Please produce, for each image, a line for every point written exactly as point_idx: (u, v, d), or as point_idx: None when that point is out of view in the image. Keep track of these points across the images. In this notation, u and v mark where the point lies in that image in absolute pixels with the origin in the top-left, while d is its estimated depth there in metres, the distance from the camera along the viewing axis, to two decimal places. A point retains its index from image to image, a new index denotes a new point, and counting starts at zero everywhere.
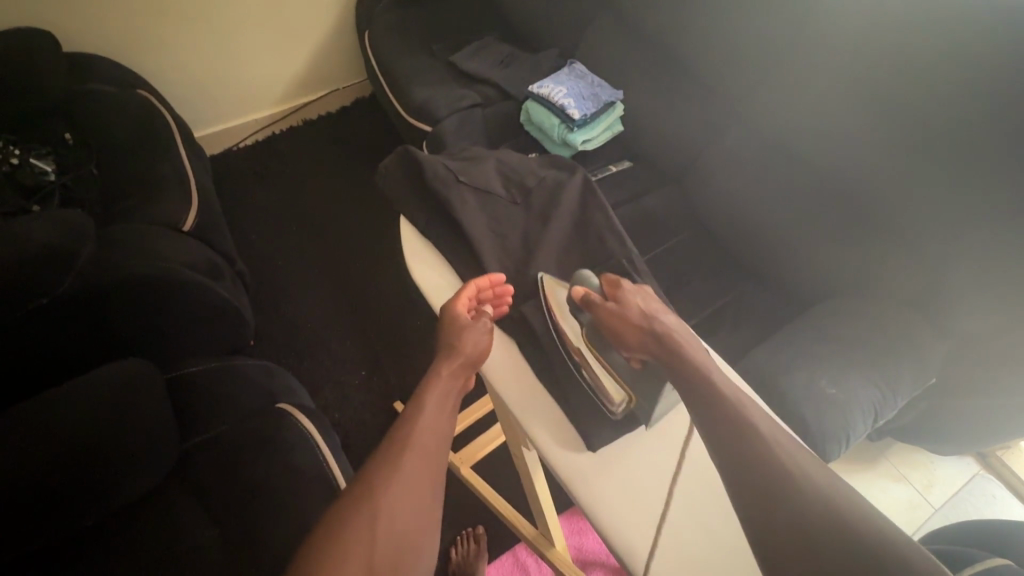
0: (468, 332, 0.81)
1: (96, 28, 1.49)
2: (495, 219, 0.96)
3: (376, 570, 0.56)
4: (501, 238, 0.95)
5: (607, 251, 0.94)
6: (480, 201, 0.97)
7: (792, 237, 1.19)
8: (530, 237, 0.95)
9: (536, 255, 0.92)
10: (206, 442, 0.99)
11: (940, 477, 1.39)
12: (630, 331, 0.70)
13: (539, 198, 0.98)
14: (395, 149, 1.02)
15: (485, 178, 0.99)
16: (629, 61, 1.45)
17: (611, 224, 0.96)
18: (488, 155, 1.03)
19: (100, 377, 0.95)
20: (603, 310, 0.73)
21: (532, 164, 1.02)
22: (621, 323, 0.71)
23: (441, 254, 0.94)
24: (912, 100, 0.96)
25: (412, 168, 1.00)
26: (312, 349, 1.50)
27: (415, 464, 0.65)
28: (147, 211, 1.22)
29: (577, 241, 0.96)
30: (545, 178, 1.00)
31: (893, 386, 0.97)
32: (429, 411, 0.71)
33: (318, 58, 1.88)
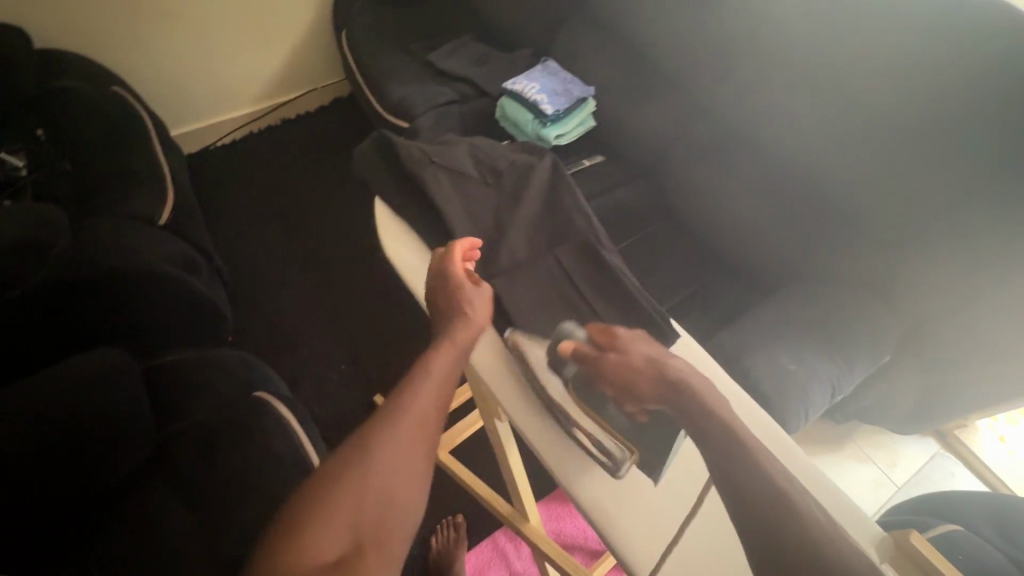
0: (466, 297, 0.79)
1: (70, 24, 1.49)
2: (469, 202, 0.99)
3: (362, 529, 0.55)
4: (474, 224, 0.97)
5: (577, 232, 0.96)
6: (453, 187, 0.99)
7: (756, 226, 1.23)
8: (502, 218, 0.97)
9: (506, 237, 0.95)
10: (183, 431, 1.00)
11: (903, 456, 1.45)
12: (641, 384, 0.65)
13: (511, 180, 1.02)
14: (371, 134, 1.05)
15: (457, 160, 1.02)
16: (601, 59, 1.50)
17: (579, 205, 0.99)
18: (460, 141, 1.06)
19: (74, 367, 0.94)
20: (605, 364, 0.67)
21: (503, 148, 1.06)
22: (631, 378, 0.65)
23: (416, 239, 0.96)
24: (864, 91, 1.02)
25: (389, 152, 1.03)
26: (291, 344, 1.50)
27: (410, 422, 0.63)
28: (122, 205, 1.22)
29: (548, 224, 0.98)
30: (515, 161, 1.03)
31: (851, 366, 1.02)
32: (428, 371, 0.69)
33: (296, 57, 1.89)
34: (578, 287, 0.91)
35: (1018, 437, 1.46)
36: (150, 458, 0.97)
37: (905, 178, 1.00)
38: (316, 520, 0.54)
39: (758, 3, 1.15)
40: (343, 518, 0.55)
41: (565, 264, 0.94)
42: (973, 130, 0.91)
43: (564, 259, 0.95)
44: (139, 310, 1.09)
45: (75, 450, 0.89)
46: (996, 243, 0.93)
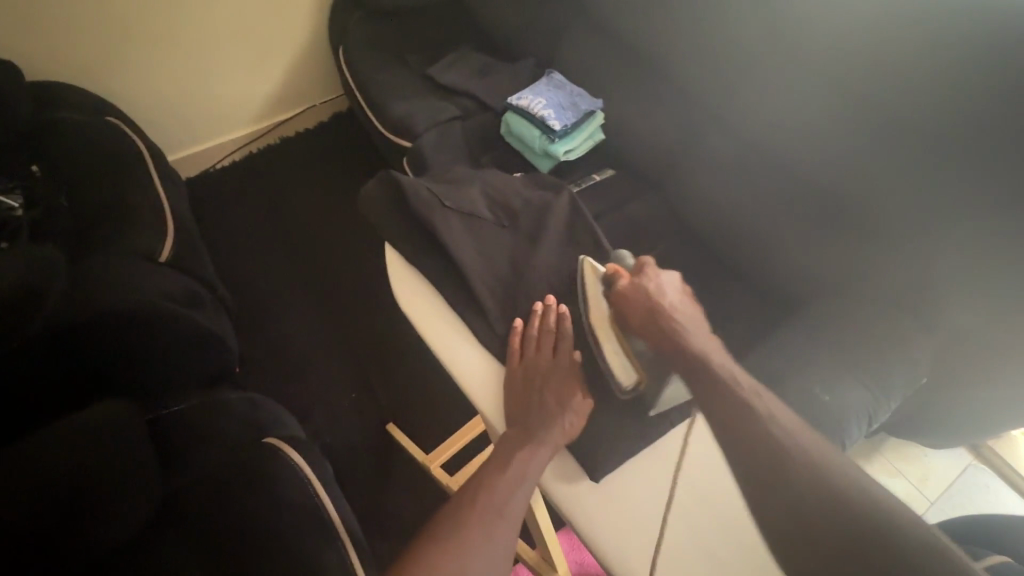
0: (559, 387, 0.81)
1: (62, 54, 1.46)
2: (480, 238, 0.95)
3: None
4: (487, 259, 0.93)
5: (595, 268, 0.94)
6: (468, 225, 0.95)
7: (778, 240, 1.18)
8: (519, 260, 0.94)
9: (523, 277, 0.92)
10: (194, 483, 0.96)
11: (936, 471, 1.40)
12: (640, 315, 0.79)
13: (528, 221, 0.97)
14: (378, 173, 1.00)
15: (470, 201, 0.97)
16: (607, 70, 1.45)
17: (598, 240, 0.95)
18: (473, 178, 1.02)
19: (84, 419, 0.92)
20: (637, 298, 0.80)
21: (516, 183, 1.02)
22: (633, 307, 0.80)
23: (427, 279, 0.93)
24: (889, 101, 0.98)
25: (395, 192, 0.99)
26: (299, 375, 1.47)
27: (491, 531, 0.68)
28: (122, 242, 1.19)
29: (564, 258, 0.95)
30: (530, 200, 0.99)
31: (886, 388, 0.97)
32: (512, 481, 0.73)
33: (293, 76, 1.85)
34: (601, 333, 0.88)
35: None
36: (160, 512, 0.93)
37: (937, 190, 0.95)
38: None
39: (773, 10, 1.10)
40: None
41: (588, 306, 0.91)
42: (1011, 137, 0.85)
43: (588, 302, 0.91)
44: (143, 355, 1.06)
45: (81, 512, 0.85)
46: None
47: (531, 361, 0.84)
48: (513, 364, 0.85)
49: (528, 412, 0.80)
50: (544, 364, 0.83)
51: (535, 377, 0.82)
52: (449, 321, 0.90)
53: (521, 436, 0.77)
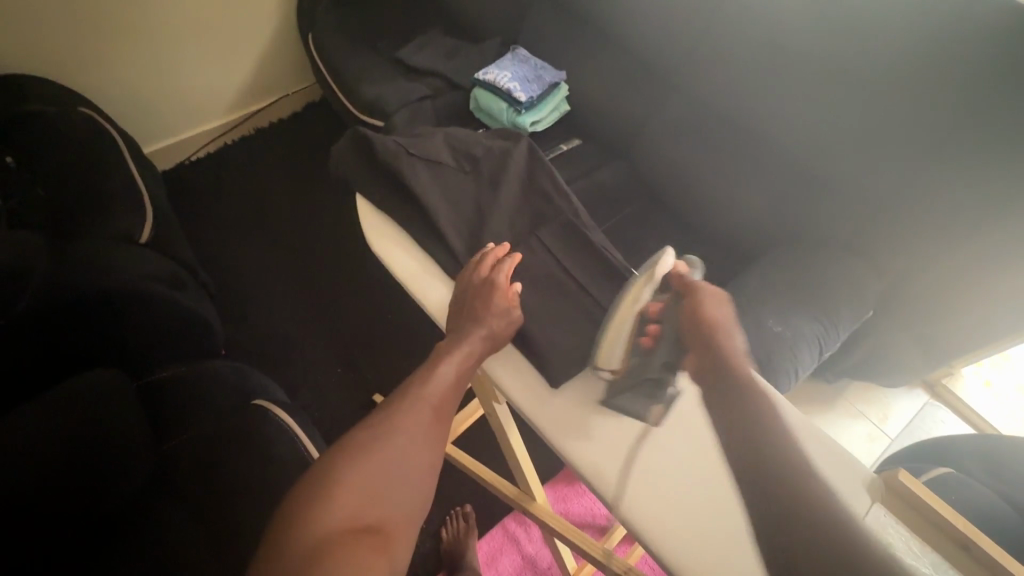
0: (496, 295, 0.79)
1: (28, 49, 1.45)
2: (448, 189, 0.97)
3: (359, 515, 0.59)
4: (455, 209, 0.95)
5: (554, 207, 0.95)
6: (434, 174, 0.98)
7: (734, 196, 1.25)
8: (482, 202, 0.96)
9: (488, 220, 0.93)
10: (185, 445, 0.99)
11: (895, 410, 1.49)
12: (697, 333, 0.73)
13: (488, 166, 1.00)
14: (347, 131, 1.02)
15: (434, 151, 1.00)
16: (570, 44, 1.50)
17: (557, 183, 0.97)
18: (437, 131, 1.04)
19: (64, 391, 0.92)
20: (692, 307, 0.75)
21: (478, 135, 1.05)
22: (690, 321, 0.74)
23: (398, 231, 0.94)
24: (829, 55, 1.03)
25: (365, 150, 1.01)
26: (285, 354, 1.50)
27: (422, 421, 0.69)
28: (101, 227, 1.21)
29: (526, 204, 0.97)
30: (491, 147, 1.01)
31: (835, 322, 1.04)
32: (449, 371, 0.74)
33: (264, 66, 1.87)
34: (562, 266, 0.89)
35: (1003, 383, 1.52)
36: (154, 473, 0.97)
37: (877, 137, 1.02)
38: (322, 497, 0.60)
39: None
40: (363, 501, 0.61)
41: (548, 242, 0.92)
42: (938, 83, 0.92)
43: (547, 237, 0.92)
44: (129, 330, 1.10)
45: (73, 476, 0.87)
46: (974, 193, 0.95)
47: (469, 277, 0.82)
48: (460, 280, 0.83)
49: (466, 314, 0.79)
50: (483, 280, 0.81)
51: (477, 288, 0.81)
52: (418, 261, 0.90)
53: (460, 332, 0.77)
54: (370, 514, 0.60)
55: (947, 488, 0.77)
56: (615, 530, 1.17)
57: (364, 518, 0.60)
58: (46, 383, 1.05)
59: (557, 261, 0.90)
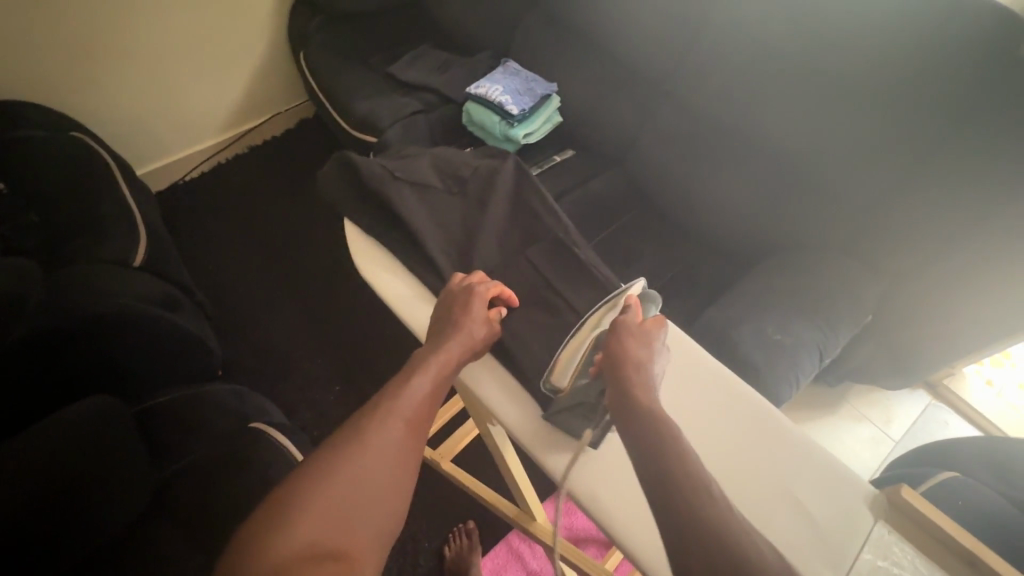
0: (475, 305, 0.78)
1: (21, 75, 1.45)
2: (435, 211, 0.97)
3: (322, 541, 0.54)
4: (447, 229, 0.95)
5: (545, 227, 0.95)
6: (421, 196, 0.98)
7: (729, 204, 1.25)
8: (472, 221, 0.96)
9: (477, 239, 0.93)
10: (182, 472, 0.98)
11: (897, 413, 1.48)
12: (629, 368, 0.66)
13: (479, 184, 1.00)
14: (334, 154, 1.02)
15: (421, 173, 1.00)
16: (560, 57, 1.51)
17: (546, 202, 0.98)
18: (424, 153, 1.05)
19: (61, 418, 0.91)
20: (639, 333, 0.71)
21: (465, 156, 1.05)
22: (623, 356, 0.68)
23: (389, 254, 0.93)
24: (817, 63, 1.05)
25: (354, 174, 1.01)
26: (283, 373, 1.49)
27: (396, 435, 0.64)
28: (95, 251, 1.20)
29: (516, 224, 0.97)
30: (479, 167, 1.02)
31: (835, 327, 1.04)
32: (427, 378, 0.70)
33: (256, 85, 1.88)
34: (551, 285, 0.88)
35: (1005, 381, 1.51)
36: (151, 501, 0.96)
37: (866, 142, 1.03)
38: (282, 521, 0.54)
39: None
40: (328, 522, 0.55)
41: (538, 262, 0.91)
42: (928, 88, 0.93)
43: (536, 257, 0.92)
44: (122, 355, 1.09)
45: (60, 509, 0.84)
46: (966, 196, 0.95)
47: (450, 290, 0.81)
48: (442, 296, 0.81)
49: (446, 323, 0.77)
50: (462, 291, 0.80)
51: (459, 304, 0.79)
52: (413, 283, 0.90)
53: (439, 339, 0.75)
54: (333, 536, 0.55)
55: (953, 493, 0.76)
56: (614, 552, 1.14)
57: (327, 541, 0.54)
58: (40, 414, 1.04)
59: (546, 278, 0.89)
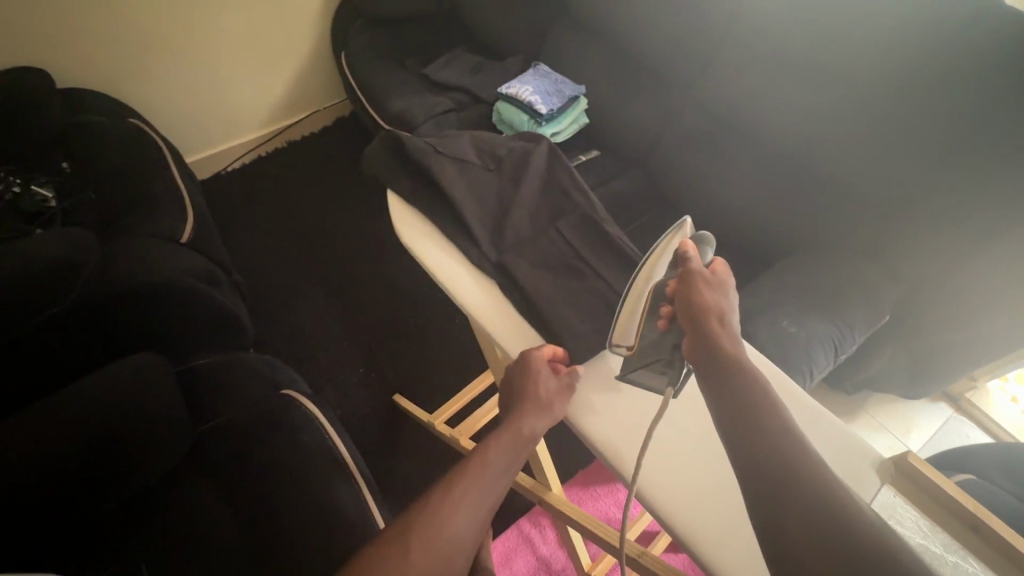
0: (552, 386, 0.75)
1: (87, 65, 1.58)
2: (474, 186, 1.01)
3: None
4: (483, 205, 0.99)
5: (574, 205, 0.99)
6: (460, 171, 1.02)
7: (748, 202, 1.28)
8: (505, 199, 1.00)
9: (510, 215, 0.97)
10: (216, 429, 1.04)
11: (917, 423, 1.47)
12: (699, 306, 0.69)
13: (512, 165, 1.04)
14: (380, 133, 1.07)
15: (461, 151, 1.05)
16: (589, 60, 1.56)
17: (577, 183, 1.01)
18: (463, 134, 1.10)
19: (113, 372, 0.98)
20: (696, 279, 0.72)
21: (502, 138, 1.09)
22: (695, 298, 0.70)
23: (429, 227, 0.99)
24: (836, 68, 1.08)
25: (398, 151, 1.06)
26: (309, 352, 1.56)
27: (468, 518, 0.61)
28: (146, 226, 1.29)
29: (547, 201, 1.00)
30: (514, 148, 1.06)
31: (851, 325, 1.05)
32: (497, 459, 0.67)
33: (298, 81, 1.98)
34: (582, 257, 0.92)
35: None
36: (189, 453, 1.02)
37: (880, 145, 1.05)
38: None
39: None
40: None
41: (568, 235, 0.95)
42: (946, 93, 0.95)
43: (566, 231, 0.95)
44: (165, 321, 1.16)
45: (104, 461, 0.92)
46: (986, 201, 0.96)
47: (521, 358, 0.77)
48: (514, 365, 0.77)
49: (520, 400, 0.74)
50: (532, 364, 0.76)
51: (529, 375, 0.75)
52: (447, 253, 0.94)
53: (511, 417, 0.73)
54: None
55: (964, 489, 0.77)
56: (640, 518, 1.16)
57: None
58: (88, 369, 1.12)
59: (579, 252, 0.93)
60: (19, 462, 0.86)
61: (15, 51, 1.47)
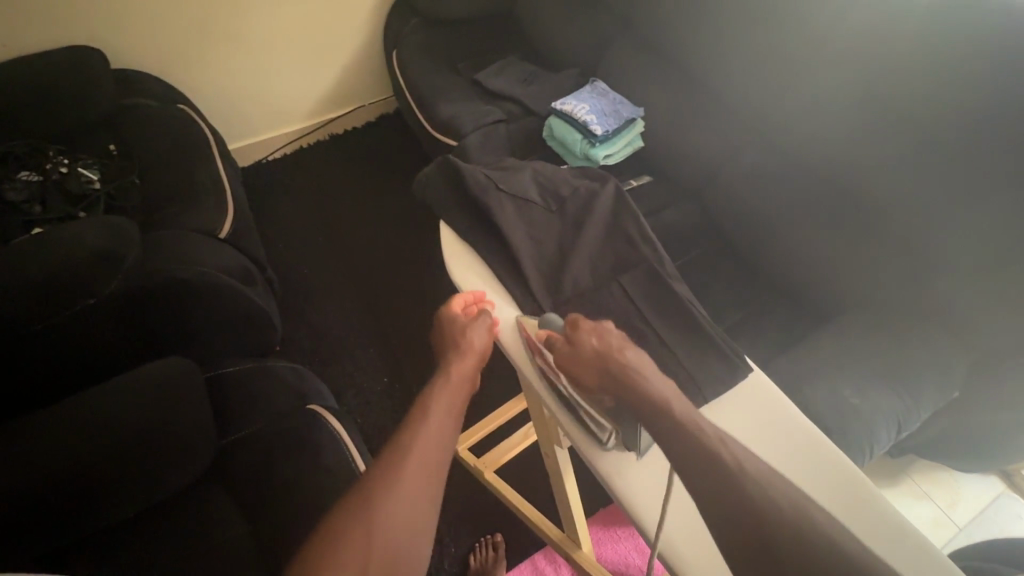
0: (472, 336, 0.82)
1: (141, 46, 1.58)
2: (533, 226, 0.98)
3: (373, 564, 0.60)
4: (537, 244, 0.96)
5: (638, 254, 0.94)
6: (519, 208, 0.99)
7: (807, 245, 1.17)
8: (565, 242, 0.96)
9: (569, 262, 0.92)
10: (240, 441, 1.01)
11: (964, 496, 1.37)
12: (585, 369, 0.72)
13: (575, 204, 1.00)
14: (438, 157, 1.05)
15: (522, 186, 1.02)
16: (650, 80, 1.48)
17: (643, 231, 0.96)
18: (525, 166, 1.07)
19: (147, 374, 0.99)
20: (569, 351, 0.73)
21: (564, 173, 1.06)
22: (582, 366, 0.73)
23: (478, 259, 0.95)
24: (924, 118, 0.99)
25: (455, 176, 1.03)
26: (334, 355, 1.53)
27: (428, 464, 0.69)
28: (187, 217, 1.28)
29: (610, 247, 0.96)
30: (578, 188, 1.01)
31: (919, 399, 0.96)
32: (439, 409, 0.75)
33: (346, 76, 1.95)
34: (647, 319, 0.87)
35: None
36: (211, 465, 1.00)
37: (955, 209, 0.97)
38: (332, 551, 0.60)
39: (816, 24, 1.13)
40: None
41: (630, 290, 0.90)
42: None
43: (629, 285, 0.90)
44: (199, 319, 1.15)
45: (122, 470, 0.91)
46: None
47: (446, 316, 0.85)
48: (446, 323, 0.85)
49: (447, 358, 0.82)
50: (459, 320, 0.85)
51: (454, 328, 0.84)
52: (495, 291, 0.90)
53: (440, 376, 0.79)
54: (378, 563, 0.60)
55: None
56: None
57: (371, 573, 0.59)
58: (123, 369, 1.13)
59: (640, 310, 0.88)
60: (56, 456, 0.88)
61: (76, 30, 1.48)
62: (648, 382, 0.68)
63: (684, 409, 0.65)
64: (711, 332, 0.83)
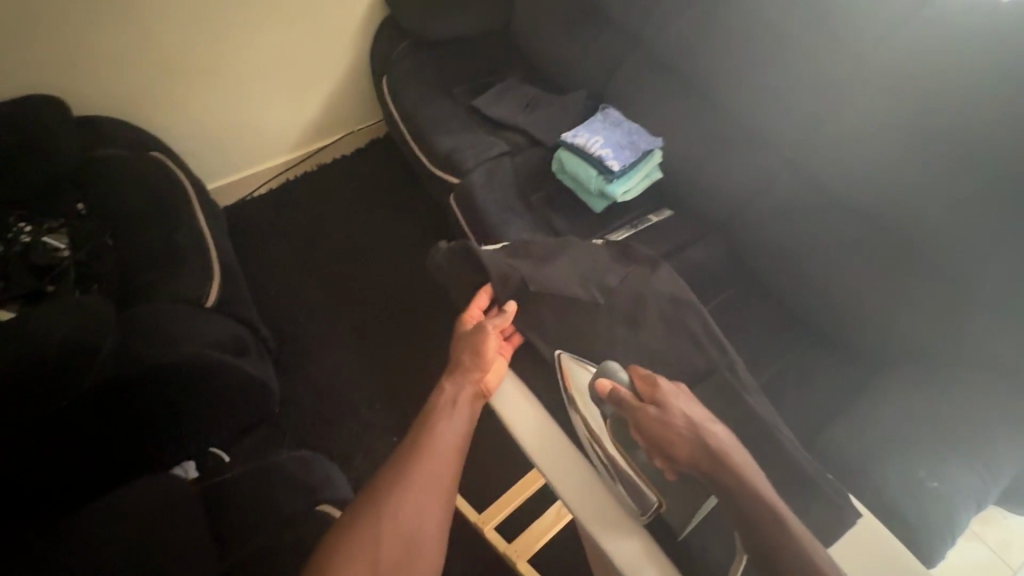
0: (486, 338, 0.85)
1: (103, 91, 1.44)
2: (580, 322, 0.90)
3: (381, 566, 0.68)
4: (575, 334, 0.89)
5: (708, 359, 0.87)
6: (561, 305, 0.91)
7: (849, 290, 1.07)
8: (619, 342, 0.88)
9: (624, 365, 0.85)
10: (245, 559, 0.91)
11: (1018, 535, 1.30)
12: (676, 444, 0.68)
13: (623, 297, 0.92)
14: (459, 241, 0.96)
15: (564, 282, 0.93)
16: (665, 103, 1.36)
17: (707, 327, 0.90)
18: (563, 248, 0.99)
19: (136, 499, 0.93)
20: (645, 416, 0.69)
21: (605, 261, 0.98)
22: (669, 435, 0.68)
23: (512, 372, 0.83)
24: (988, 159, 0.87)
25: (474, 263, 0.95)
26: (340, 417, 1.42)
27: (429, 486, 0.73)
28: (169, 286, 1.15)
29: (672, 347, 0.88)
30: (629, 274, 0.95)
31: (1000, 475, 0.90)
32: (443, 430, 0.77)
33: (332, 105, 1.82)
34: None
35: None
36: None
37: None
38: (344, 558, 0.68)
39: (852, 49, 1.02)
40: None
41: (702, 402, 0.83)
42: None
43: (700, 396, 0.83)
44: (188, 403, 1.03)
45: None
46: None
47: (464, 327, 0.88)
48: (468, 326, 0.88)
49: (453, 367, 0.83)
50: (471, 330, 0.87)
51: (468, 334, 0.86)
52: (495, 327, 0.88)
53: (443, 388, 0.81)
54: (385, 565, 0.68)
55: None
56: None
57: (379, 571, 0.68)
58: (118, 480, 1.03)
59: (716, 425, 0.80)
60: None
61: (30, 78, 1.34)
62: (734, 461, 0.66)
63: (748, 463, 0.66)
64: (796, 454, 0.77)
